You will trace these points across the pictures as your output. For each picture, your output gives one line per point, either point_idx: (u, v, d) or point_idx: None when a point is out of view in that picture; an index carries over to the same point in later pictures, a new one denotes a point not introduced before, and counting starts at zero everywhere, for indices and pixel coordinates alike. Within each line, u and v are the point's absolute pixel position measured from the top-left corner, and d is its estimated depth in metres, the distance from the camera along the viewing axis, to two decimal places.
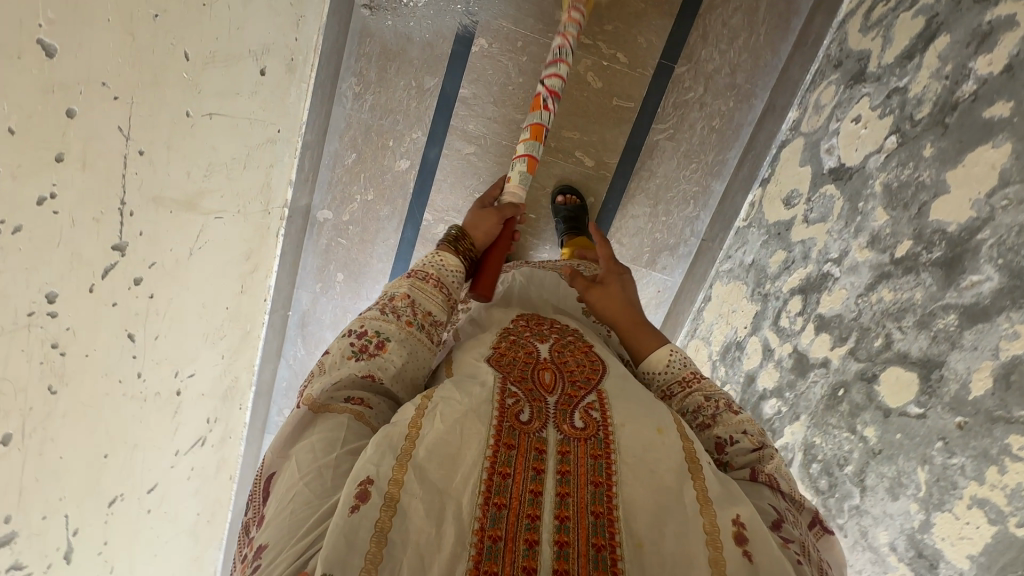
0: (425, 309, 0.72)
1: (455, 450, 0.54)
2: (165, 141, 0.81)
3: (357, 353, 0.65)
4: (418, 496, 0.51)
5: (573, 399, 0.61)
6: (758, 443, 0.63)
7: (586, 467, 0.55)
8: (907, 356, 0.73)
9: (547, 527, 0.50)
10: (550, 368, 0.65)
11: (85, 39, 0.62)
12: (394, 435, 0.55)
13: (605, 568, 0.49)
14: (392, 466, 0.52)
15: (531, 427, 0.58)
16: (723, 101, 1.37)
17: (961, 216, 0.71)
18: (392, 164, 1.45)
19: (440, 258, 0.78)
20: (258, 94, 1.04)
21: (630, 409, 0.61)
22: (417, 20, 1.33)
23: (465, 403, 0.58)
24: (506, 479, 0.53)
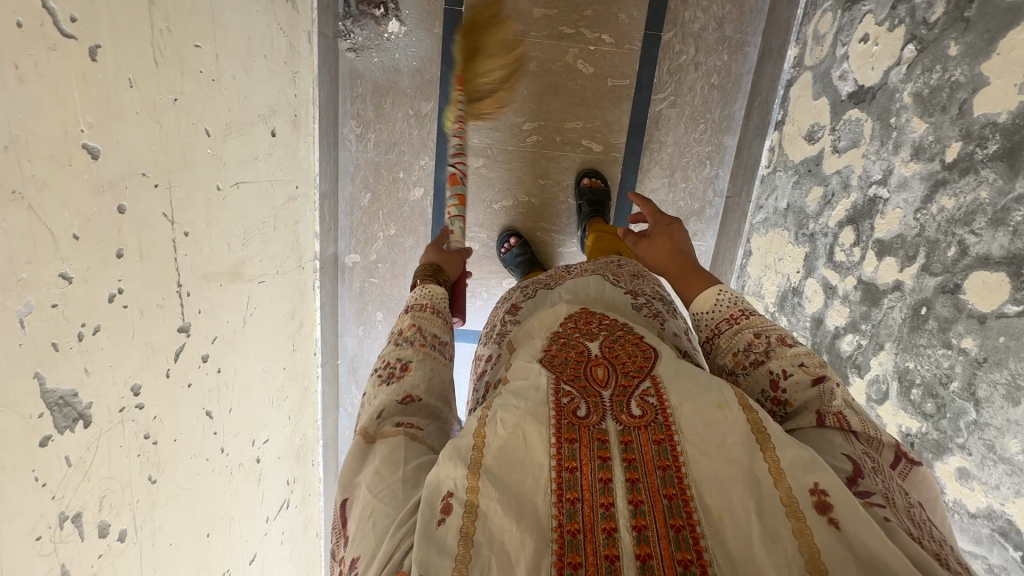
0: (433, 331, 0.66)
1: (523, 447, 0.46)
2: (203, 218, 0.83)
3: (385, 379, 0.60)
4: (499, 497, 0.43)
5: (628, 388, 0.51)
6: (817, 376, 0.55)
7: (651, 454, 0.45)
8: (988, 257, 0.70)
9: (621, 514, 0.42)
10: (602, 360, 0.54)
11: (122, 139, 0.64)
12: (463, 446, 0.47)
13: (688, 550, 0.40)
14: (466, 475, 0.45)
15: (590, 421, 0.48)
16: (716, 57, 1.37)
17: (1010, 103, 0.69)
18: (407, 195, 1.46)
19: (426, 289, 0.73)
20: (274, 155, 1.06)
21: (691, 387, 0.49)
22: (401, 51, 1.35)
23: (520, 405, 0.49)
24: (574, 474, 0.44)
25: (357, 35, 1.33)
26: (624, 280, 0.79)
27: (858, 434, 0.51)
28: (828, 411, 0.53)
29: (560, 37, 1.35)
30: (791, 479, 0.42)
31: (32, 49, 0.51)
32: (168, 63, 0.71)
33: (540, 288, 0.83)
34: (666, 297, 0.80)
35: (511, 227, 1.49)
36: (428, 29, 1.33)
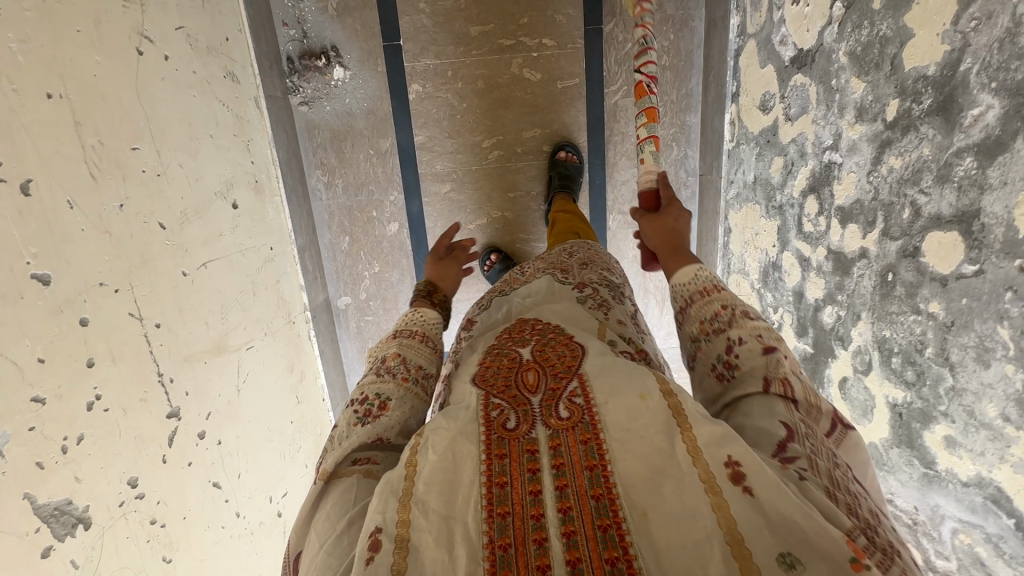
0: (417, 363, 0.66)
1: (452, 472, 0.45)
2: (172, 306, 0.87)
3: (361, 418, 0.59)
4: (428, 528, 0.42)
5: (556, 390, 0.51)
6: (768, 347, 0.57)
7: (578, 455, 0.45)
8: (940, 217, 0.67)
9: (551, 523, 0.41)
10: (533, 366, 0.55)
11: (70, 258, 0.68)
12: (395, 480, 0.45)
13: (614, 548, 0.39)
14: (396, 509, 0.43)
15: (519, 431, 0.48)
16: (662, 38, 1.34)
17: (936, 55, 0.66)
18: (384, 231, 1.49)
19: (418, 313, 0.74)
20: (239, 225, 1.10)
21: (613, 382, 0.50)
22: (351, 95, 1.37)
23: (453, 423, 0.49)
24: (505, 488, 0.44)
25: (305, 88, 1.35)
26: (572, 272, 0.83)
27: (793, 402, 0.53)
28: (775, 378, 0.55)
29: (501, 50, 1.34)
30: (707, 454, 0.42)
31: None
32: (106, 174, 0.75)
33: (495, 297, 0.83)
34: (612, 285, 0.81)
35: (492, 245, 1.50)
36: (371, 68, 1.35)
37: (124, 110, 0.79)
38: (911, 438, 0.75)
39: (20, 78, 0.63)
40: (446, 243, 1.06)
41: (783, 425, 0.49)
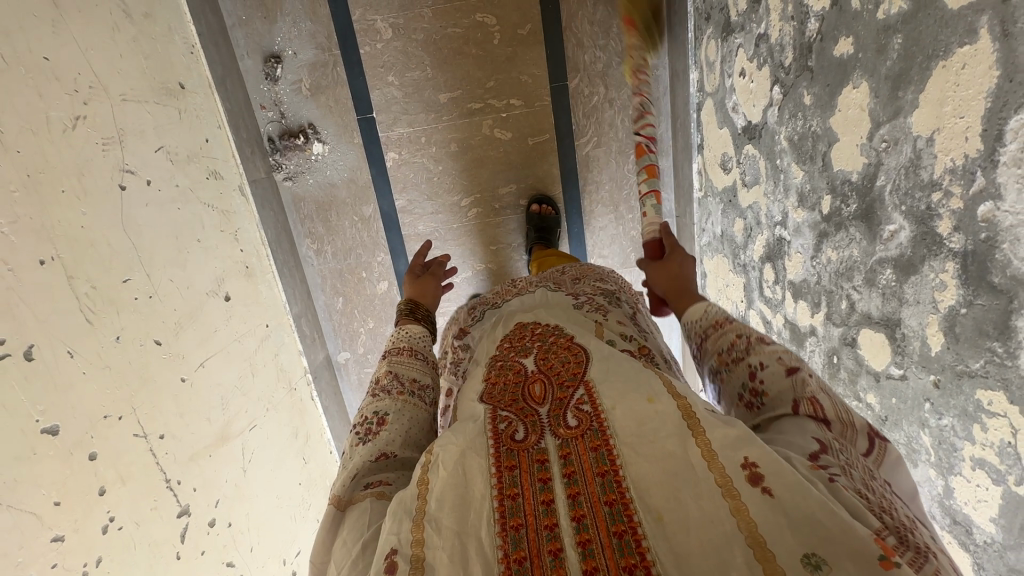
0: (410, 377, 0.69)
1: (463, 488, 0.47)
2: (174, 413, 0.95)
3: (362, 437, 0.62)
4: (442, 546, 0.43)
5: (563, 401, 0.54)
6: (791, 368, 0.53)
7: (589, 462, 0.47)
8: (871, 316, 0.70)
9: (566, 533, 0.43)
10: (538, 378, 0.59)
11: (75, 404, 0.76)
12: (407, 498, 0.47)
13: (631, 555, 0.40)
14: (410, 528, 0.45)
15: (529, 442, 0.50)
16: (627, 88, 1.35)
17: (857, 163, 0.68)
18: (375, 290, 1.56)
19: (404, 330, 0.77)
20: (233, 316, 1.18)
21: (619, 389, 0.53)
22: (331, 168, 1.43)
23: (458, 441, 0.51)
24: (516, 499, 0.45)
25: (287, 164, 1.42)
26: (566, 285, 0.89)
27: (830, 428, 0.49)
28: (802, 399, 0.52)
29: (471, 113, 1.38)
30: (723, 458, 0.43)
31: None
32: (102, 315, 0.83)
33: (487, 309, 0.91)
34: (607, 293, 0.87)
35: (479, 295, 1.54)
36: (348, 141, 1.40)
37: (112, 248, 0.87)
38: None
39: (14, 257, 0.70)
40: (420, 259, 1.00)
41: (815, 439, 0.47)
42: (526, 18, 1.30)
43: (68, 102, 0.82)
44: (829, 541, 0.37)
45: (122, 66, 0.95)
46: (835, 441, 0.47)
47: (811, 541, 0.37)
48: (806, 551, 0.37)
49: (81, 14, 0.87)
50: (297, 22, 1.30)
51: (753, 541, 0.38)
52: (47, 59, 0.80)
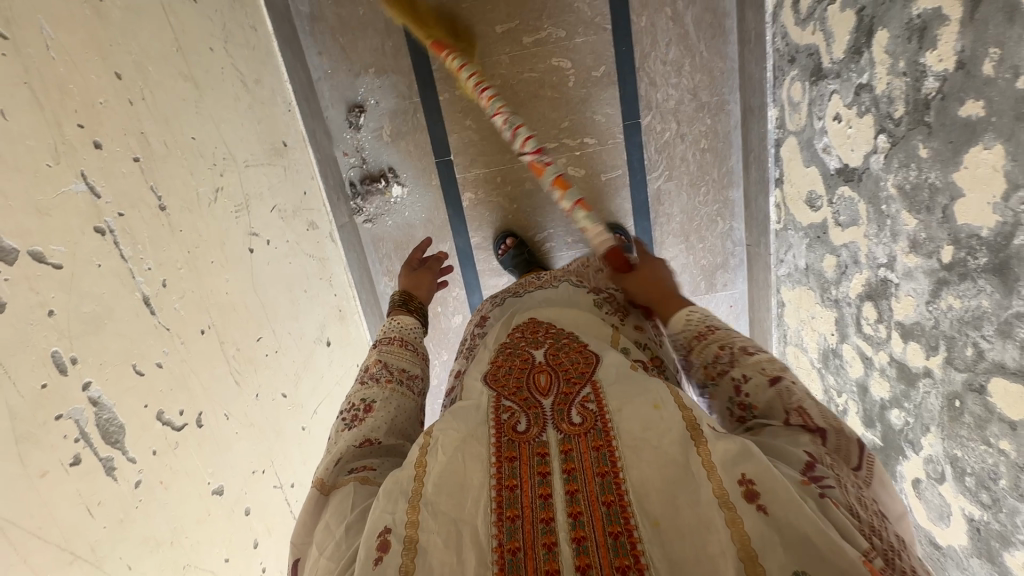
0: (399, 366, 0.76)
1: (461, 480, 0.53)
2: (301, 460, 1.00)
3: (349, 422, 0.69)
4: (435, 532, 0.49)
5: (568, 396, 0.60)
6: (773, 378, 0.61)
7: (590, 461, 0.52)
8: (1004, 366, 0.72)
9: (562, 526, 0.48)
10: (545, 369, 0.65)
11: (232, 463, 0.80)
12: (404, 480, 0.54)
13: (625, 555, 0.45)
14: (405, 509, 0.51)
15: (530, 435, 0.56)
16: (700, 124, 1.38)
17: (988, 220, 0.70)
18: (450, 324, 1.60)
19: (395, 322, 0.85)
20: (334, 359, 1.22)
21: (626, 393, 0.58)
22: (410, 209, 1.48)
23: (460, 430, 0.57)
24: (515, 491, 0.51)
25: (368, 207, 1.46)
26: (588, 278, 0.92)
27: (821, 437, 0.55)
28: (790, 409, 0.59)
29: (546, 152, 1.42)
30: (723, 471, 0.48)
31: (166, 459, 0.68)
32: (245, 375, 0.88)
33: (509, 296, 0.94)
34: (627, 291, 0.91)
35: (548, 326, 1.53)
36: (427, 183, 1.45)
37: (248, 310, 0.92)
38: (991, 553, 0.80)
39: (183, 329, 0.75)
40: (418, 255, 1.11)
41: (809, 454, 0.53)
42: (601, 60, 1.34)
43: (209, 175, 0.87)
44: (819, 558, 0.42)
45: (245, 134, 1.01)
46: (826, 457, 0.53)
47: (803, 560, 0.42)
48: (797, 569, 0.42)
49: (213, 89, 0.93)
50: (380, 73, 1.36)
51: (744, 547, 0.43)
52: (193, 138, 0.85)
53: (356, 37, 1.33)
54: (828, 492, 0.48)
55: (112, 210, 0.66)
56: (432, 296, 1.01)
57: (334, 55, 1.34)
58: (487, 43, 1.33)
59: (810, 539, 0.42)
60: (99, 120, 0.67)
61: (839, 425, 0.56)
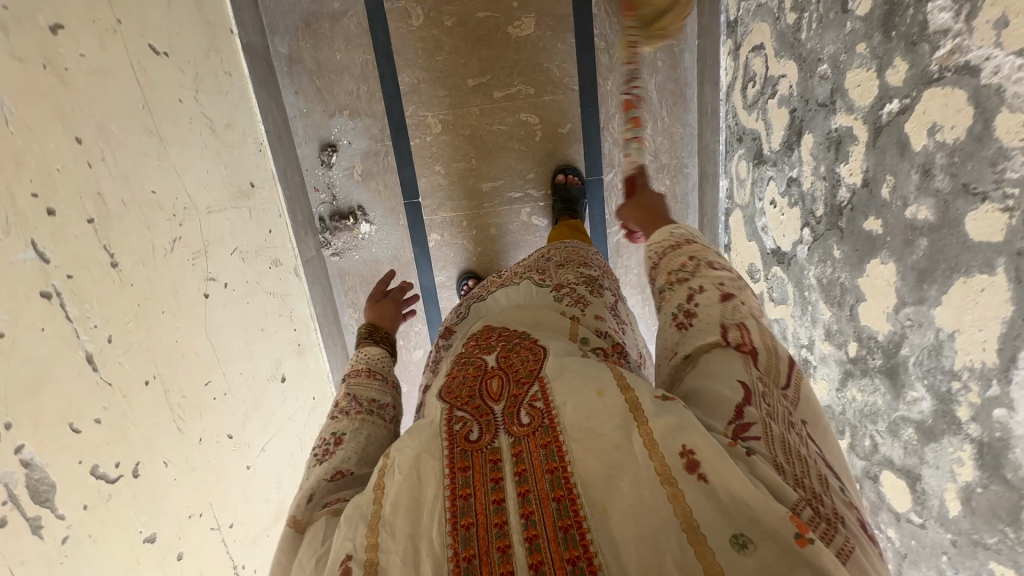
0: (370, 396, 0.70)
1: (416, 490, 0.48)
2: (241, 499, 1.03)
3: (319, 457, 0.62)
4: (395, 549, 0.45)
5: (518, 398, 0.53)
6: (726, 295, 0.63)
7: (540, 459, 0.47)
8: (893, 461, 0.78)
9: (515, 529, 0.44)
10: (498, 374, 0.57)
11: (168, 510, 0.83)
12: (363, 504, 0.48)
13: (575, 548, 0.42)
14: (364, 533, 0.46)
15: (482, 443, 0.50)
16: (659, 184, 1.44)
17: (883, 327, 0.76)
18: (410, 357, 1.64)
19: (362, 353, 0.78)
20: (287, 394, 1.25)
21: (571, 383, 0.53)
22: (376, 246, 1.52)
23: (414, 445, 0.51)
24: (469, 500, 0.46)
25: (336, 241, 1.50)
26: (550, 273, 0.84)
27: (751, 359, 0.56)
28: (731, 325, 0.60)
29: (511, 201, 1.47)
30: (663, 447, 0.45)
31: (97, 512, 0.71)
32: (189, 421, 0.91)
33: (473, 303, 0.85)
34: (590, 282, 0.82)
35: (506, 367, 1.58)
36: (395, 222, 1.49)
37: (197, 355, 0.95)
38: None
39: (126, 382, 0.78)
40: (382, 287, 1.07)
41: (741, 387, 0.53)
42: (567, 118, 1.39)
43: (167, 227, 0.91)
44: (756, 522, 0.41)
45: (209, 180, 1.05)
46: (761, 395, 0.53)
47: (743, 527, 0.41)
48: (734, 533, 0.41)
49: (178, 140, 0.96)
50: (354, 115, 1.40)
51: (688, 528, 0.41)
52: (154, 192, 0.89)
53: (332, 79, 1.37)
54: (754, 446, 0.48)
55: (60, 274, 0.69)
56: (397, 325, 0.98)
57: (309, 95, 1.38)
58: (458, 94, 1.38)
59: (748, 504, 0.41)
60: (53, 187, 0.70)
61: (770, 345, 0.58)
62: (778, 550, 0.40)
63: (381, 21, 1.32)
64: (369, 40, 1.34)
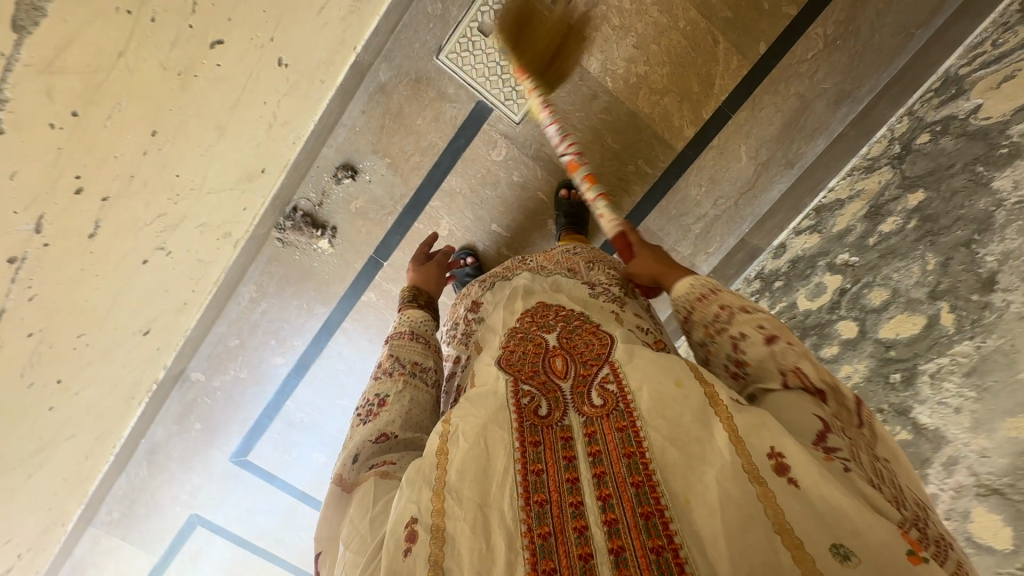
0: (411, 360, 0.86)
1: (484, 462, 0.63)
2: (19, 415, 1.09)
3: (365, 416, 0.79)
4: (463, 520, 0.59)
5: (587, 378, 0.70)
6: (769, 338, 0.69)
7: (617, 442, 0.62)
8: None
9: (592, 509, 0.57)
10: (560, 353, 0.74)
11: None
12: (427, 467, 0.65)
13: (659, 537, 0.54)
14: (430, 498, 0.62)
15: (552, 419, 0.67)
16: None
17: None
18: (268, 357, 1.63)
19: (406, 317, 0.95)
20: (137, 347, 1.27)
21: (642, 371, 0.67)
22: (321, 262, 1.53)
23: (480, 416, 0.67)
24: (541, 475, 0.61)
25: (289, 235, 1.48)
26: (580, 271, 0.99)
27: (822, 397, 0.66)
28: (787, 368, 0.68)
29: None
30: (750, 449, 0.57)
31: None
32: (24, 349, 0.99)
33: (498, 280, 0.98)
34: (619, 282, 0.97)
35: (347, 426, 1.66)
36: (349, 260, 1.52)
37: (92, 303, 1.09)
38: None
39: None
40: (426, 250, 1.27)
41: (820, 419, 0.63)
42: None
43: (162, 202, 1.10)
44: (854, 534, 0.51)
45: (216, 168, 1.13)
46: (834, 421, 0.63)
47: (839, 534, 0.51)
48: (833, 541, 0.51)
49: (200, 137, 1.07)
50: (391, 166, 1.43)
51: (781, 529, 0.52)
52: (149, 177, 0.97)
53: (399, 130, 1.40)
54: (847, 463, 0.59)
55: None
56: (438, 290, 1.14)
57: (371, 122, 1.39)
58: (479, 224, 1.48)
59: (846, 513, 0.52)
60: (95, 173, 0.97)
61: (830, 381, 0.66)
62: (872, 561, 0.49)
63: (471, 131, 1.41)
64: (450, 134, 1.41)
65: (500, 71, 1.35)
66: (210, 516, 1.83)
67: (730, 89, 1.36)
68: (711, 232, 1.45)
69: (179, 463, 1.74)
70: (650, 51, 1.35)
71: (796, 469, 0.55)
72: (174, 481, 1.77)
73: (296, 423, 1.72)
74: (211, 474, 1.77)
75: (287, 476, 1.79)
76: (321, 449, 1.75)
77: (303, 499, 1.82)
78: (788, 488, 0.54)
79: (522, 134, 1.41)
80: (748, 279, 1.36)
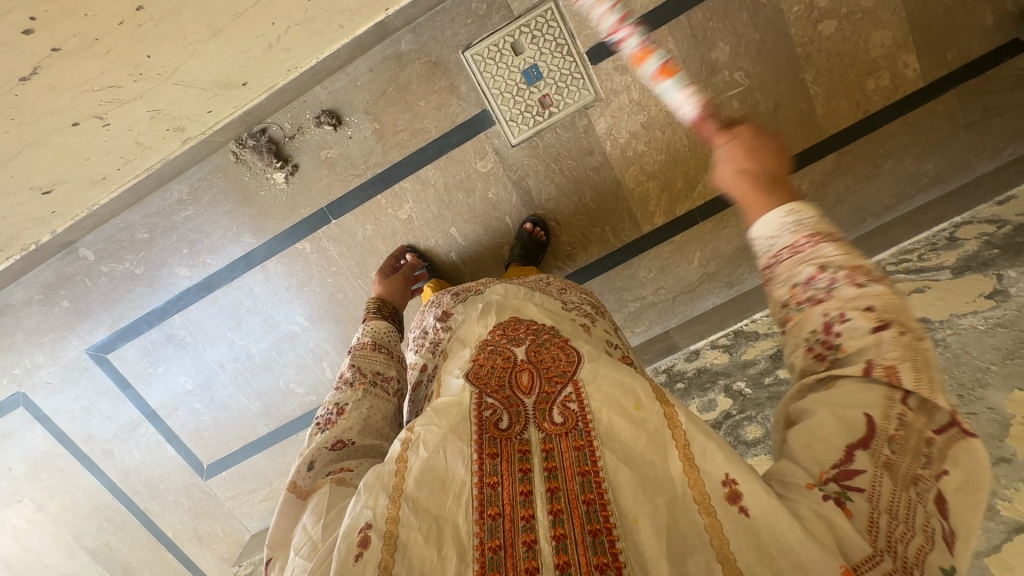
0: (372, 369, 0.87)
1: (444, 473, 0.60)
2: None
3: (323, 426, 0.77)
4: (417, 527, 0.56)
5: (550, 396, 0.66)
6: (877, 324, 0.52)
7: (572, 460, 0.59)
8: None
9: (542, 525, 0.54)
10: (527, 369, 0.70)
11: None
12: (386, 476, 0.60)
13: (604, 554, 0.52)
14: (387, 505, 0.57)
15: (512, 433, 0.63)
16: None
17: None
18: (172, 266, 1.52)
19: (372, 328, 0.97)
20: (30, 203, 1.22)
21: (607, 392, 0.64)
22: (268, 193, 1.46)
23: (443, 426, 0.64)
24: (495, 489, 0.58)
25: (246, 153, 1.43)
26: (552, 293, 0.97)
27: (902, 396, 0.50)
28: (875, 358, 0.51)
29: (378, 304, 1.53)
30: (703, 481, 0.55)
31: None
32: None
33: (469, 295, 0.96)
34: (590, 305, 0.98)
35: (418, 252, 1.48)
36: (298, 204, 1.47)
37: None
38: None
39: None
40: (392, 265, 1.36)
41: (866, 426, 0.50)
42: None
43: (119, 75, 1.07)
44: (796, 567, 0.47)
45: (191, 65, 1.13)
46: (892, 430, 0.49)
47: (782, 567, 0.47)
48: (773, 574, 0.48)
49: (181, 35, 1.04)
50: (378, 132, 1.42)
51: (723, 558, 0.50)
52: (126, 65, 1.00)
53: (397, 103, 1.40)
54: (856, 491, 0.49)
55: None
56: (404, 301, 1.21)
57: (375, 84, 1.39)
58: (439, 222, 1.47)
59: (787, 543, 0.48)
60: (52, 23, 0.94)
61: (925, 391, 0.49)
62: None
63: (466, 134, 1.41)
64: (446, 128, 1.41)
65: (515, 91, 1.39)
66: (38, 402, 1.67)
67: (707, 198, 1.45)
68: (642, 314, 1.54)
69: (25, 334, 1.60)
70: (654, 135, 1.42)
71: (749, 497, 0.51)
72: (13, 351, 1.61)
73: (176, 340, 1.60)
74: (58, 359, 1.62)
75: (142, 390, 1.66)
76: (190, 375, 1.64)
77: (149, 419, 1.69)
78: (736, 518, 0.51)
79: (513, 157, 1.43)
80: (657, 369, 1.43)
